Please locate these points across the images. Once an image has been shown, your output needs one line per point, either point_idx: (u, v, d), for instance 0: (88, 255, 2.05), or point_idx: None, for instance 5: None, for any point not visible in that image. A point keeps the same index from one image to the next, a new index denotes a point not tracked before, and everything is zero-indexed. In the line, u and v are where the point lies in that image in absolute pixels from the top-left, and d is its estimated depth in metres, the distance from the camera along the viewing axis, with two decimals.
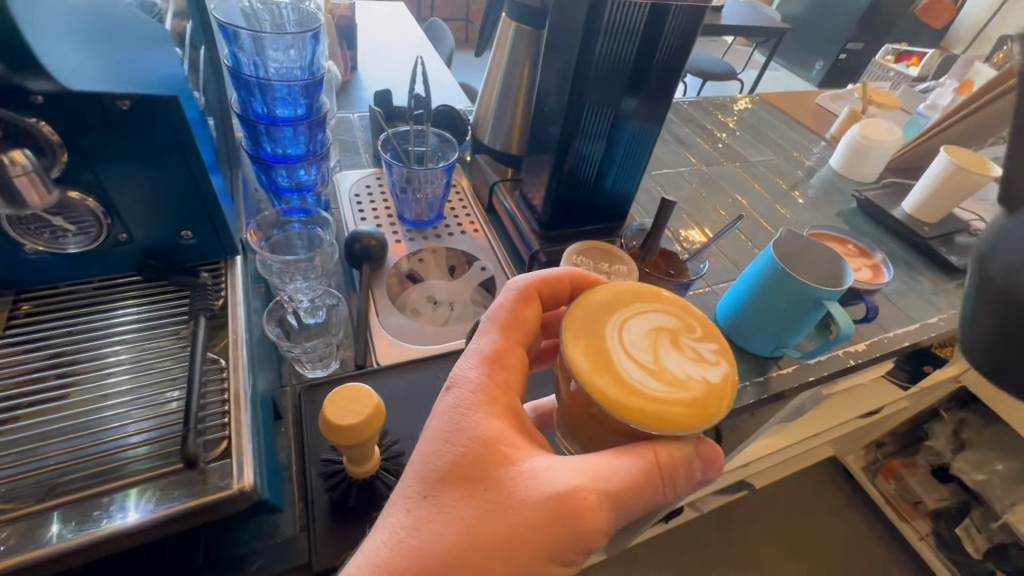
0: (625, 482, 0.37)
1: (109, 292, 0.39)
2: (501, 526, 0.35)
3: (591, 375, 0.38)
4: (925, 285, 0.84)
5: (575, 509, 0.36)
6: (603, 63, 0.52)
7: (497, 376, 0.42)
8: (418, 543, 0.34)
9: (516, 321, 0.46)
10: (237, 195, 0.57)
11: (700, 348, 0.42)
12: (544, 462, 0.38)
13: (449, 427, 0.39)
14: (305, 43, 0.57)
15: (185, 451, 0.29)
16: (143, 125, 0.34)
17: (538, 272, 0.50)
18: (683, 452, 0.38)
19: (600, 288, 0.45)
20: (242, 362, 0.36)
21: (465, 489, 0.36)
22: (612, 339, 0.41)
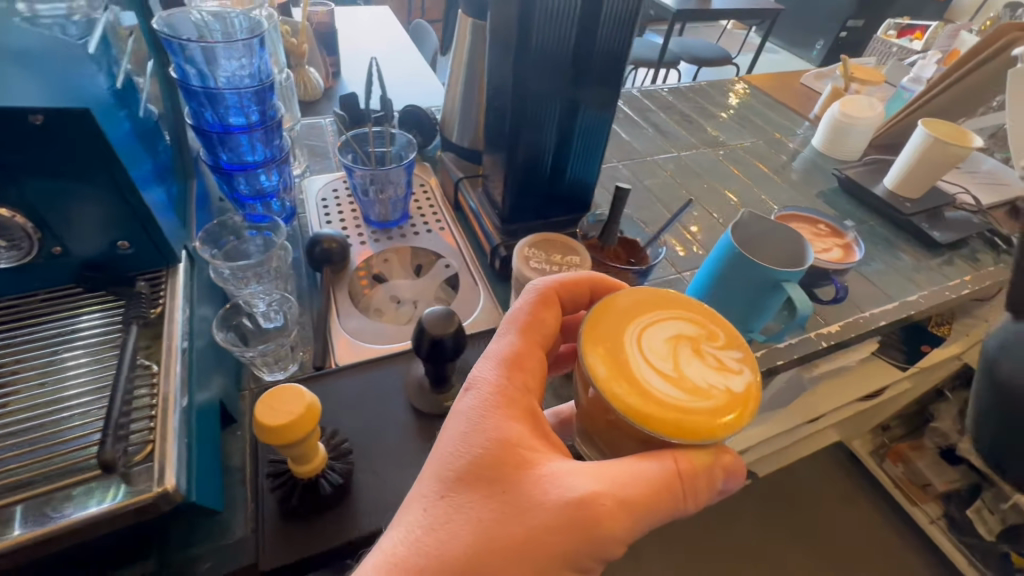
0: (643, 490, 0.37)
1: (50, 304, 0.40)
2: (518, 530, 0.36)
3: (609, 382, 0.39)
4: (906, 262, 0.83)
5: (594, 516, 0.36)
6: (542, 51, 0.52)
7: (516, 380, 0.43)
8: (435, 543, 0.36)
9: (536, 324, 0.47)
10: (191, 204, 0.57)
11: (722, 357, 0.42)
12: (565, 467, 0.39)
13: (468, 428, 0.40)
14: (254, 51, 0.58)
15: (102, 455, 0.30)
16: (61, 139, 0.34)
17: (557, 277, 0.51)
18: (704, 460, 0.39)
19: (620, 295, 0.46)
20: (174, 366, 0.37)
21: (481, 491, 0.38)
22: (632, 346, 0.41)
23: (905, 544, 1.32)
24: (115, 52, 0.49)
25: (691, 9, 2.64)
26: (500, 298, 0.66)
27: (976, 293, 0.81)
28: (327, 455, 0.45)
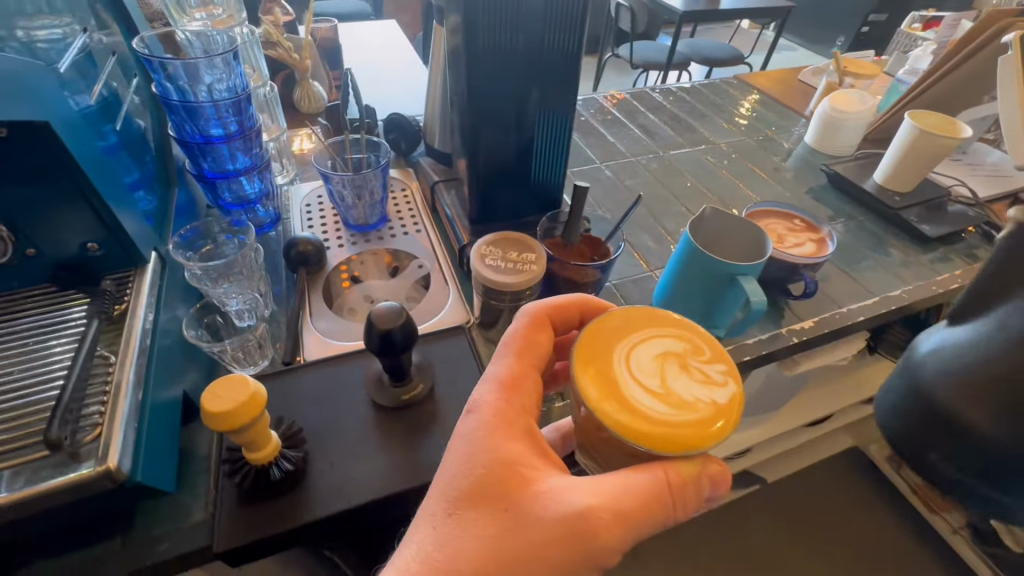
0: (637, 502, 0.37)
1: (29, 302, 0.44)
2: (521, 544, 0.37)
3: (600, 403, 0.39)
4: (895, 257, 0.81)
5: (592, 529, 0.37)
6: (491, 53, 0.55)
7: (514, 401, 0.43)
8: (444, 558, 0.37)
9: (532, 348, 0.47)
10: (171, 211, 0.61)
11: (707, 370, 0.42)
12: (562, 482, 0.40)
13: (471, 448, 0.41)
14: (231, 66, 0.62)
15: (48, 434, 0.34)
16: (26, 149, 0.39)
17: (548, 299, 0.51)
18: (695, 471, 0.39)
19: (608, 314, 0.45)
20: (130, 356, 0.41)
21: (486, 508, 0.38)
22: (620, 364, 0.41)
23: (933, 554, 1.25)
24: (95, 70, 0.53)
25: (700, 10, 2.62)
26: (469, 297, 0.67)
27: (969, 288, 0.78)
28: (281, 443, 0.47)
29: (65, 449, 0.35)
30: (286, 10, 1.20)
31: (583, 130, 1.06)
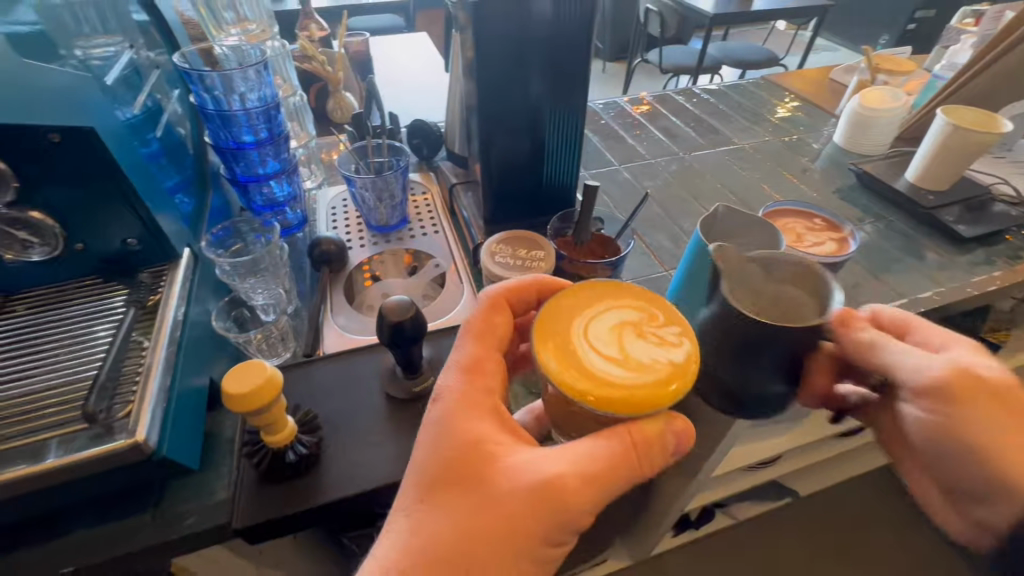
0: (602, 467, 0.38)
1: (78, 292, 0.49)
2: (492, 521, 0.38)
3: (560, 373, 0.39)
4: (930, 259, 0.77)
5: (559, 495, 0.38)
6: (501, 58, 0.57)
7: (477, 384, 0.44)
8: (418, 543, 0.38)
9: (490, 330, 0.47)
10: (206, 211, 0.66)
11: (663, 333, 0.42)
12: (528, 456, 0.40)
13: (437, 432, 0.41)
14: (263, 77, 0.66)
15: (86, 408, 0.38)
16: (71, 153, 0.43)
17: (505, 282, 0.51)
18: (656, 429, 0.39)
19: (562, 291, 0.46)
20: (162, 341, 0.45)
21: (457, 493, 0.39)
22: (579, 337, 0.41)
23: None
24: (139, 83, 0.58)
25: (733, 11, 2.57)
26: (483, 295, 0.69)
27: (1010, 291, 0.74)
28: (297, 429, 0.49)
29: (100, 421, 0.39)
30: (320, 25, 1.26)
31: (603, 133, 1.06)
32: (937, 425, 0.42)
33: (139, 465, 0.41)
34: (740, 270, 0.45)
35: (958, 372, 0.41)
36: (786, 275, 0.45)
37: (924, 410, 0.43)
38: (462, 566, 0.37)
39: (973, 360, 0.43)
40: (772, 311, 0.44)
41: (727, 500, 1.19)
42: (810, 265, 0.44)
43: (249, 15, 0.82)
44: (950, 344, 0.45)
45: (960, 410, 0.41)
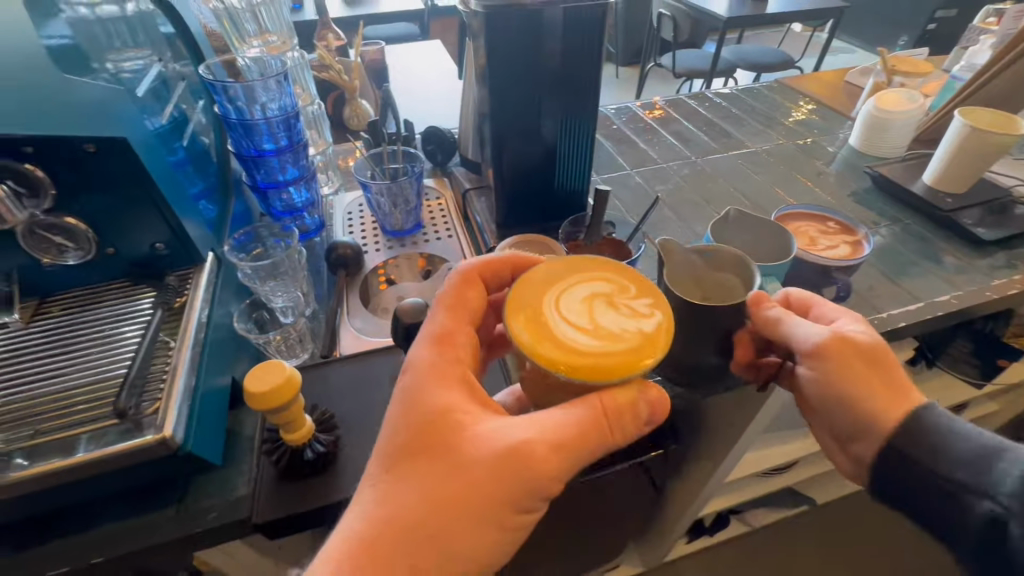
0: (571, 433, 0.39)
1: (108, 293, 0.51)
2: (458, 488, 0.39)
3: (534, 344, 0.40)
4: (948, 262, 0.76)
5: (527, 461, 0.39)
6: (513, 66, 0.59)
7: (447, 355, 0.45)
8: (384, 512, 0.38)
9: (461, 302, 0.48)
10: (228, 217, 0.68)
11: (635, 304, 0.43)
12: (496, 424, 0.41)
13: (405, 403, 0.42)
14: (284, 87, 0.68)
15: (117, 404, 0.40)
16: (105, 162, 0.45)
17: (479, 257, 0.52)
18: (629, 397, 0.40)
19: (536, 266, 0.47)
20: (188, 340, 0.47)
21: (424, 461, 0.40)
22: (551, 310, 0.42)
23: None
24: (167, 94, 0.61)
25: (748, 14, 2.54)
26: None
27: None
28: (315, 427, 0.51)
29: (130, 417, 0.41)
30: (337, 35, 1.29)
31: (615, 138, 1.06)
32: (821, 384, 0.50)
33: (165, 460, 0.43)
34: (684, 261, 0.56)
35: (840, 339, 0.49)
36: (719, 261, 0.56)
37: (812, 372, 0.50)
38: (430, 533, 0.38)
39: (855, 329, 0.50)
40: (707, 295, 0.56)
41: (742, 506, 1.17)
42: (731, 253, 0.55)
43: (270, 25, 0.82)
44: (841, 315, 0.52)
45: (839, 371, 0.48)
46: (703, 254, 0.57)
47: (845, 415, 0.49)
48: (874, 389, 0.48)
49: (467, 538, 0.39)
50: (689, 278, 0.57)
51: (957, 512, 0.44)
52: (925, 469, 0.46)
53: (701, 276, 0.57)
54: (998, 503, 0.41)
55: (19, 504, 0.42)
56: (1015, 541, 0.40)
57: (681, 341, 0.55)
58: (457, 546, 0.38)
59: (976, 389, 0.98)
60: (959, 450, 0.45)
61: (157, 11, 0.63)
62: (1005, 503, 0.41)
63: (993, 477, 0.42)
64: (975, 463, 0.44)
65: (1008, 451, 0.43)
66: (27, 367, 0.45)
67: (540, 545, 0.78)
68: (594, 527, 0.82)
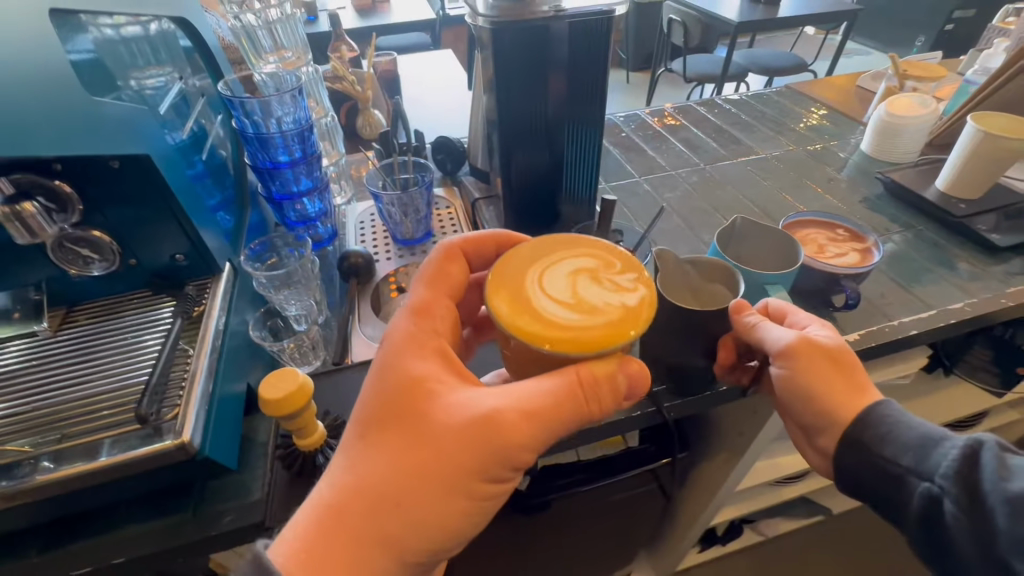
0: (545, 402, 0.40)
1: (131, 303, 0.54)
2: (428, 455, 0.39)
3: (512, 319, 0.40)
4: (961, 269, 0.75)
5: (498, 428, 0.39)
6: (519, 77, 0.60)
7: (424, 326, 0.46)
8: (355, 478, 0.39)
9: (442, 276, 0.50)
10: (244, 227, 0.70)
11: (618, 279, 0.44)
12: (469, 393, 0.42)
13: (381, 372, 0.43)
14: (298, 101, 0.70)
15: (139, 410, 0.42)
16: (129, 177, 0.47)
17: (463, 234, 0.54)
18: (607, 369, 0.40)
19: (520, 244, 0.48)
20: (206, 348, 0.49)
21: (396, 429, 0.40)
22: (532, 284, 0.43)
23: None
24: (187, 110, 0.63)
25: (760, 18, 2.53)
26: None
27: None
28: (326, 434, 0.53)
29: (151, 423, 0.43)
30: (350, 46, 1.32)
31: (623, 146, 1.07)
32: (790, 385, 0.49)
33: (183, 464, 0.45)
34: (678, 272, 0.57)
35: (806, 342, 0.48)
36: (710, 270, 0.57)
37: (783, 373, 0.50)
38: (397, 500, 0.38)
39: (824, 333, 0.50)
40: (702, 302, 0.57)
41: (755, 516, 1.16)
42: (721, 263, 0.56)
43: (285, 41, 0.85)
44: (812, 320, 0.52)
45: (806, 372, 0.48)
46: (694, 265, 0.57)
47: (812, 415, 0.49)
48: (837, 389, 0.48)
49: (435, 505, 0.39)
50: (683, 287, 0.57)
51: (901, 494, 0.45)
52: (873, 455, 0.47)
53: (696, 284, 0.57)
54: (935, 485, 0.42)
55: (46, 506, 0.44)
56: (949, 520, 0.41)
57: (684, 348, 0.55)
58: (424, 513, 0.39)
59: (998, 398, 0.94)
60: (904, 437, 0.46)
61: (178, 29, 0.66)
62: (941, 484, 0.42)
63: (931, 462, 0.43)
64: (919, 450, 0.44)
65: (948, 439, 0.44)
66: (53, 373, 0.48)
67: (548, 552, 0.78)
68: (603, 535, 0.82)
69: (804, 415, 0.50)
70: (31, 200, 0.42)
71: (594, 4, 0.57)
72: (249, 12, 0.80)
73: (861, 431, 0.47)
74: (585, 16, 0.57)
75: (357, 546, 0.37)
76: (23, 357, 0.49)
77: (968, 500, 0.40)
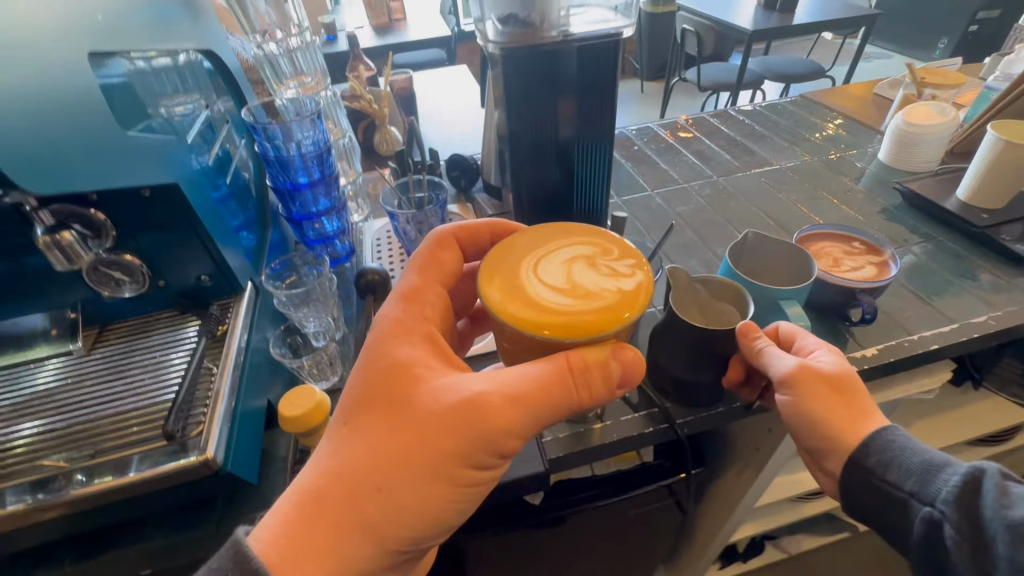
0: (531, 386, 0.40)
1: (159, 322, 0.57)
2: (410, 438, 0.39)
3: (504, 305, 0.41)
4: (983, 281, 0.73)
5: (482, 411, 0.40)
6: (530, 101, 0.62)
7: (414, 312, 0.47)
8: (336, 461, 0.39)
9: (433, 263, 0.52)
10: (264, 247, 0.73)
11: (615, 265, 0.44)
12: (455, 378, 0.42)
13: (369, 355, 0.44)
14: (317, 124, 0.73)
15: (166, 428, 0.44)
16: (159, 205, 0.50)
17: (457, 224, 0.56)
18: (599, 355, 0.40)
19: (515, 236, 0.49)
20: (229, 365, 0.51)
21: (379, 412, 0.40)
22: (527, 273, 0.44)
23: None
24: (213, 135, 0.66)
25: (775, 26, 2.51)
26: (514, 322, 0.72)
27: None
28: None
29: (177, 440, 0.45)
30: (367, 66, 1.36)
31: (635, 159, 1.07)
32: (792, 412, 0.49)
33: (206, 480, 0.47)
34: (688, 289, 0.58)
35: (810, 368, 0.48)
36: (721, 290, 0.57)
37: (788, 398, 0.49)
38: (377, 485, 0.38)
39: (830, 359, 0.49)
40: (711, 319, 0.57)
41: (776, 532, 1.13)
42: (733, 283, 0.56)
43: (304, 67, 0.88)
44: (820, 345, 0.51)
45: (811, 399, 0.48)
46: (706, 283, 0.58)
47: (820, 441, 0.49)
48: (843, 417, 0.48)
49: (415, 491, 0.39)
50: (692, 306, 0.58)
51: (903, 518, 0.45)
52: (876, 481, 0.46)
53: (704, 302, 0.58)
54: (936, 510, 0.42)
55: (79, 519, 0.46)
56: (949, 545, 0.41)
57: (693, 364, 0.55)
58: (405, 498, 0.39)
59: None
60: (908, 463, 0.45)
61: (203, 57, 0.69)
62: (942, 509, 0.41)
63: (933, 488, 0.43)
64: (922, 475, 0.44)
65: (952, 465, 0.43)
66: (87, 391, 0.50)
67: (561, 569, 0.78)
68: (618, 551, 0.81)
69: (806, 440, 0.49)
70: (69, 228, 0.45)
71: (602, 28, 0.58)
72: (271, 41, 0.84)
73: (864, 458, 0.47)
74: (593, 40, 0.58)
75: (335, 530, 0.37)
76: (60, 375, 0.52)
77: (968, 526, 0.40)
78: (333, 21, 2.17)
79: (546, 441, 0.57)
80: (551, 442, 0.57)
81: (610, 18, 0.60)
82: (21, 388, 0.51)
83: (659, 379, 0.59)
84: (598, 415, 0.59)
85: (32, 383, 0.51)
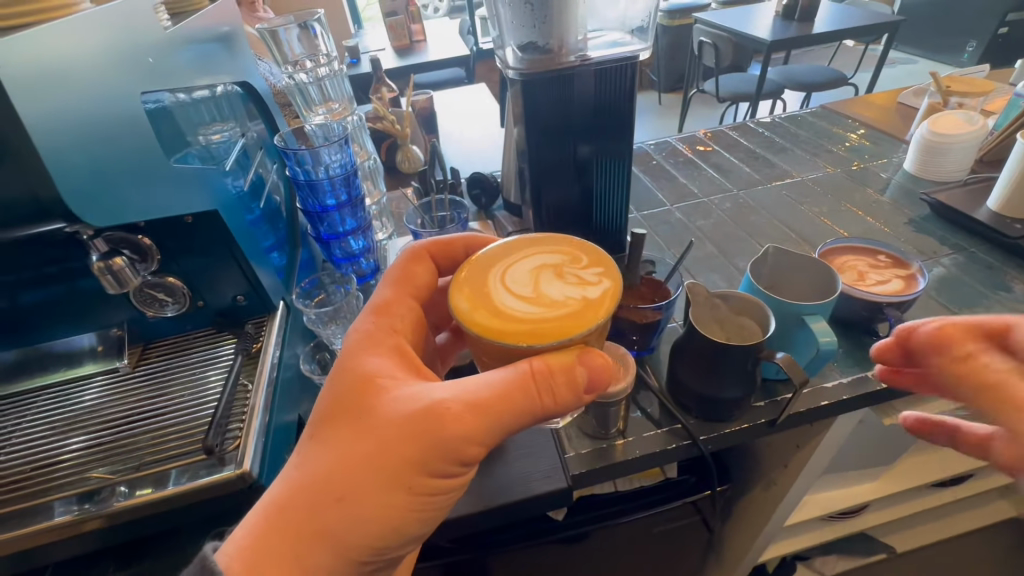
0: (491, 394, 0.40)
1: (197, 341, 0.60)
2: (372, 449, 0.40)
3: (471, 314, 0.43)
4: (1019, 292, 0.71)
5: (442, 420, 0.39)
6: (549, 120, 0.63)
7: (383, 324, 0.48)
8: (300, 472, 0.40)
9: (407, 276, 0.53)
10: (293, 265, 0.76)
11: (582, 273, 0.45)
12: (417, 387, 0.42)
13: (337, 369, 0.45)
14: (344, 148, 0.76)
15: (207, 441, 0.46)
16: (202, 231, 0.53)
17: (430, 240, 0.58)
18: (563, 360, 0.40)
19: (481, 250, 0.50)
20: (263, 381, 0.54)
21: (342, 424, 0.41)
22: (494, 283, 0.45)
23: None
24: (249, 161, 0.70)
25: (793, 35, 2.48)
26: None
27: None
28: None
29: (216, 454, 0.47)
30: (390, 88, 1.40)
31: (653, 174, 1.08)
32: None
33: (244, 493, 0.49)
34: (707, 304, 0.58)
35: None
36: (739, 304, 0.58)
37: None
38: (338, 495, 0.39)
39: None
40: (728, 333, 0.56)
41: (808, 553, 1.09)
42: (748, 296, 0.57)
43: (333, 94, 0.92)
44: None
45: None
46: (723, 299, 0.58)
47: None
48: None
49: (380, 500, 0.39)
50: (710, 321, 0.57)
51: None
52: None
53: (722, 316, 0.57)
54: None
55: (124, 529, 0.48)
56: None
57: (713, 380, 0.55)
58: (366, 506, 0.39)
59: None
60: None
61: (238, 88, 0.74)
62: None
63: None
64: None
65: None
66: (129, 407, 0.53)
67: None
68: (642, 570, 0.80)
69: None
70: (119, 255, 0.48)
71: (618, 52, 0.60)
72: (302, 72, 0.88)
73: None
74: (609, 63, 0.60)
75: (296, 540, 0.38)
76: (105, 392, 0.55)
77: None
78: (356, 45, 2.25)
79: (568, 456, 0.57)
80: (573, 457, 0.57)
81: (627, 41, 0.62)
82: (71, 403, 0.54)
83: (680, 396, 0.59)
84: (620, 431, 0.59)
85: (78, 400, 0.54)
